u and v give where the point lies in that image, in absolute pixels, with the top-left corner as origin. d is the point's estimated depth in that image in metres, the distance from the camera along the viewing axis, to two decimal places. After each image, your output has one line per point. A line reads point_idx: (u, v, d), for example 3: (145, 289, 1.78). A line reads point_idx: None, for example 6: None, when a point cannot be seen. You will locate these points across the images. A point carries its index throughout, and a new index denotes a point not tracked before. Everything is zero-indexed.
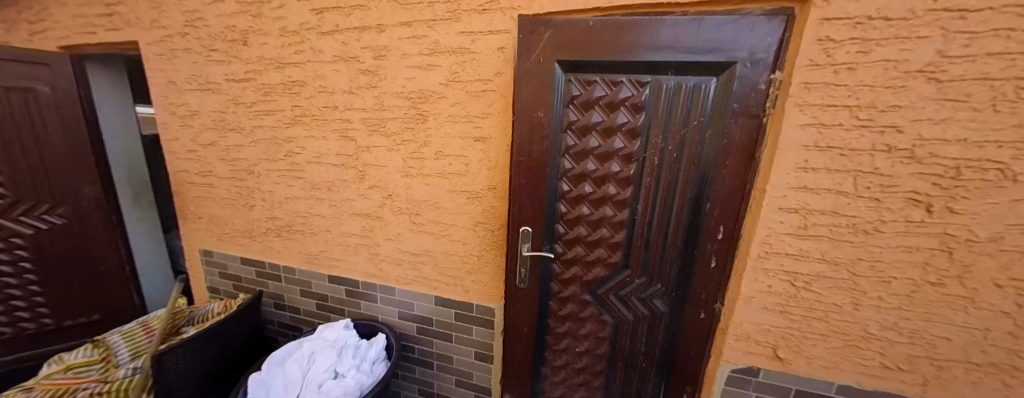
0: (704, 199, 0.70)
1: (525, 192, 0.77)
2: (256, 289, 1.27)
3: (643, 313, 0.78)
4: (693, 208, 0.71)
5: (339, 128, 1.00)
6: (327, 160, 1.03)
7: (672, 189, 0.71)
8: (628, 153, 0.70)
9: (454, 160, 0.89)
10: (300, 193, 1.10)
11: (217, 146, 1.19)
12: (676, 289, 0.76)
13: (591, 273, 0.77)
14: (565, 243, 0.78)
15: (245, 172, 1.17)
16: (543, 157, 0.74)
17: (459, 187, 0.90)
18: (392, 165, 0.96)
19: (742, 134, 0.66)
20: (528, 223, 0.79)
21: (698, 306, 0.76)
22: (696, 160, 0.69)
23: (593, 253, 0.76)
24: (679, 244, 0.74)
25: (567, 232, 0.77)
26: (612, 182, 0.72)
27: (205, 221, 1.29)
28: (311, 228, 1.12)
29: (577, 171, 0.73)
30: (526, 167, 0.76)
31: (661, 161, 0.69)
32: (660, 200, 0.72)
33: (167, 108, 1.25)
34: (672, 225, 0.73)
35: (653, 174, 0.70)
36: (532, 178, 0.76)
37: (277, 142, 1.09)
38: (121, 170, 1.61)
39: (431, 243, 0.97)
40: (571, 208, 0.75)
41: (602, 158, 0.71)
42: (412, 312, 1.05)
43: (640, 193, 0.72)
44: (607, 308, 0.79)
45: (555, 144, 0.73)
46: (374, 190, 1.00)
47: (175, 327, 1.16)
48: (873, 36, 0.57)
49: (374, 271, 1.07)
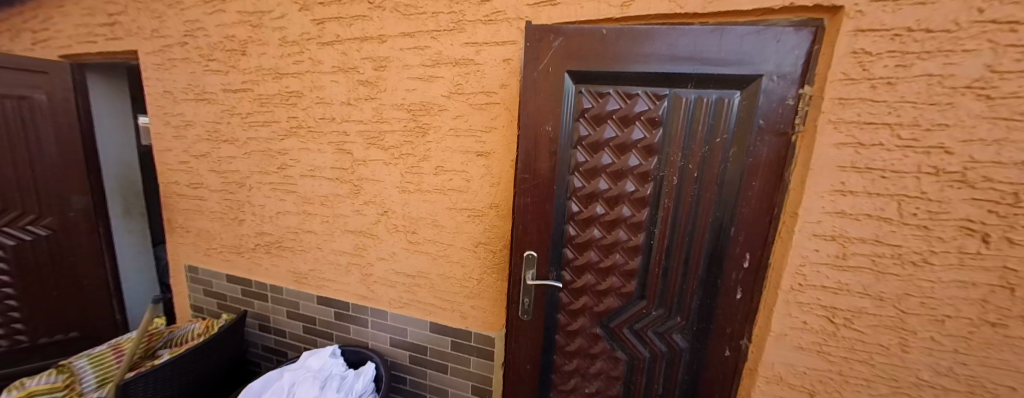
0: (728, 223, 0.64)
1: (529, 213, 0.71)
2: (241, 308, 1.20)
3: (661, 350, 0.70)
4: (717, 233, 0.65)
5: (335, 141, 0.95)
6: (321, 173, 0.98)
7: (693, 211, 0.64)
8: (643, 171, 0.64)
9: (454, 176, 0.83)
10: (291, 208, 1.05)
11: (209, 157, 1.15)
12: (698, 323, 0.68)
13: (602, 304, 0.70)
14: (573, 270, 0.70)
15: (237, 184, 1.12)
16: (549, 174, 0.68)
17: (459, 204, 0.84)
18: (388, 180, 0.91)
19: (770, 153, 0.60)
20: (532, 246, 0.72)
21: (723, 342, 0.68)
22: (719, 179, 0.62)
23: (604, 281, 0.69)
24: (701, 273, 0.66)
25: (576, 257, 0.70)
26: (626, 204, 0.65)
27: (192, 234, 1.23)
28: (301, 245, 1.05)
29: (587, 190, 0.67)
30: (531, 186, 0.70)
31: (680, 180, 0.63)
32: (680, 223, 0.65)
33: (162, 118, 1.22)
34: (693, 251, 0.66)
35: (671, 195, 0.64)
36: (538, 198, 0.70)
37: (271, 154, 1.05)
38: (113, 179, 1.56)
39: (427, 264, 0.90)
40: (581, 230, 0.69)
41: (614, 176, 0.65)
42: (405, 338, 0.97)
43: (657, 216, 0.65)
44: (620, 344, 0.71)
45: (563, 161, 0.68)
46: (368, 206, 0.94)
47: (151, 349, 1.08)
48: (913, 49, 0.52)
49: (366, 293, 0.99)
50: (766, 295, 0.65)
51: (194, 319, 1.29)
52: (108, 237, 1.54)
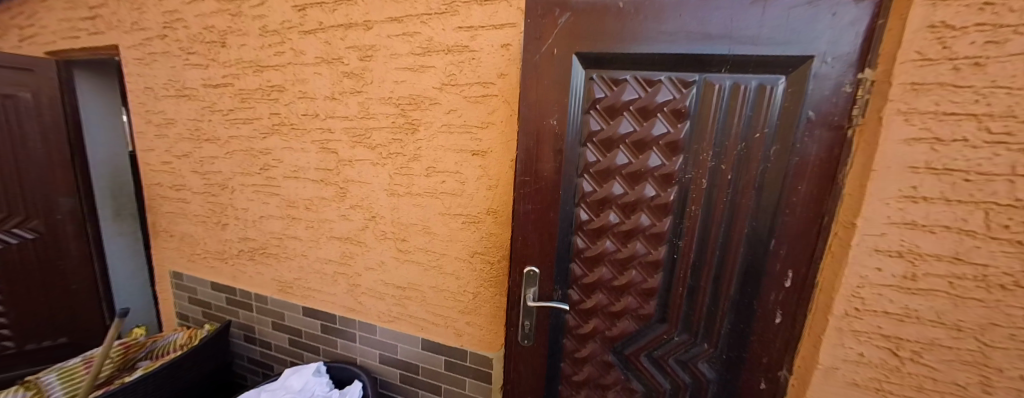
0: (767, 235, 0.53)
1: (531, 222, 0.62)
2: (225, 318, 1.13)
3: (684, 382, 0.60)
4: (754, 246, 0.55)
5: (318, 139, 0.87)
6: (304, 175, 0.90)
7: (725, 219, 0.55)
8: (665, 174, 0.54)
9: (447, 178, 0.74)
10: (275, 212, 0.97)
11: (191, 157, 1.08)
12: (729, 352, 0.58)
13: (616, 328, 0.60)
14: (582, 289, 0.61)
15: (219, 186, 1.05)
16: (553, 177, 0.59)
17: (453, 209, 0.75)
18: (375, 182, 0.82)
19: (821, 151, 0.50)
20: (534, 261, 0.63)
21: (759, 374, 0.58)
22: (758, 183, 0.52)
23: (618, 302, 0.59)
24: (734, 293, 0.56)
25: (585, 273, 0.60)
26: (644, 211, 0.56)
27: (176, 239, 1.16)
28: (285, 252, 0.97)
29: (599, 196, 0.58)
30: (532, 190, 0.61)
31: (711, 184, 0.54)
32: (710, 234, 0.55)
33: (144, 116, 1.15)
34: (724, 267, 0.56)
35: (699, 200, 0.54)
36: (540, 204, 0.61)
37: (253, 154, 0.97)
38: (102, 179, 1.49)
39: (418, 275, 0.82)
40: (591, 242, 0.59)
41: (631, 179, 0.55)
42: (395, 355, 0.88)
43: (681, 225, 0.56)
44: (636, 373, 0.61)
45: (570, 161, 0.58)
46: (355, 211, 0.86)
47: (131, 360, 0.99)
48: (1010, 21, 0.39)
49: (353, 305, 0.91)
50: (811, 319, 0.55)
51: (180, 327, 1.22)
52: (98, 242, 1.49)
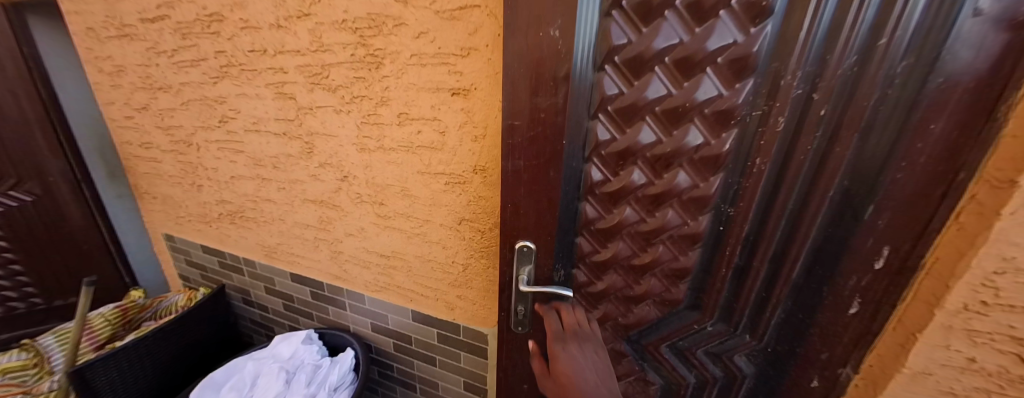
0: (862, 202, 0.36)
1: (522, 184, 0.47)
2: (220, 281, 1.10)
3: (713, 376, 0.51)
4: (841, 217, 0.38)
5: (272, 81, 0.71)
6: (265, 127, 0.77)
7: (805, 179, 0.38)
8: (722, 110, 0.36)
9: (423, 127, 0.59)
10: (244, 171, 0.86)
11: (151, 110, 0.96)
12: (776, 345, 0.47)
13: (633, 314, 0.50)
14: (591, 268, 0.50)
15: (185, 143, 0.93)
16: (554, 119, 0.41)
17: (433, 167, 0.61)
18: (343, 134, 0.67)
19: (989, 63, 0.27)
20: (529, 232, 0.50)
21: (814, 372, 0.46)
22: (865, 124, 0.34)
23: (638, 283, 0.48)
24: (797, 276, 0.42)
25: (596, 249, 0.48)
26: (683, 167, 0.40)
27: (159, 201, 1.10)
28: (262, 216, 0.89)
29: (619, 147, 0.41)
30: (525, 141, 0.44)
31: (792, 127, 0.36)
32: (776, 200, 0.39)
33: (95, 64, 1.01)
34: (790, 244, 0.41)
35: (773, 152, 0.37)
36: (534, 161, 0.45)
37: (209, 104, 0.83)
38: (88, 140, 1.23)
39: (402, 243, 0.71)
40: (605, 210, 0.46)
41: (667, 122, 0.38)
42: (386, 325, 0.82)
43: (736, 188, 0.40)
44: (653, 364, 0.54)
45: (577, 96, 0.40)
46: (325, 170, 0.73)
47: (133, 321, 0.98)
48: None
49: (339, 272, 0.84)
50: (901, 312, 0.36)
51: (185, 287, 1.22)
52: (100, 207, 1.32)
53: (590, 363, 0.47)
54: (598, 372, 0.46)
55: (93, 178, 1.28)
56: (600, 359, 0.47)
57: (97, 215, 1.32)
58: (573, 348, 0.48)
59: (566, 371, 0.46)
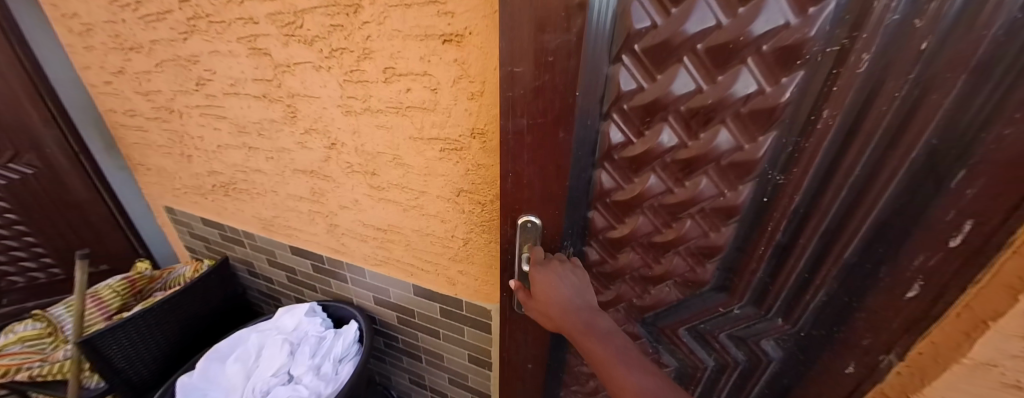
0: (951, 165, 0.27)
1: (525, 148, 0.40)
2: (224, 253, 1.09)
3: (734, 360, 0.51)
4: (921, 184, 0.29)
5: (243, 35, 0.62)
6: (244, 90, 0.69)
7: (883, 136, 0.29)
8: (785, 45, 0.27)
9: (413, 84, 0.51)
10: (230, 140, 0.80)
11: (126, 74, 0.89)
12: (811, 330, 0.43)
13: (651, 296, 0.49)
14: (604, 244, 0.47)
15: (167, 110, 0.87)
16: (566, 64, 0.32)
17: (427, 131, 0.54)
18: (326, 95, 0.60)
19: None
20: (533, 207, 0.45)
21: (852, 356, 0.40)
22: (981, 62, 0.23)
23: (659, 261, 0.45)
24: (850, 256, 0.36)
25: (612, 224, 0.44)
26: (726, 124, 0.32)
27: (154, 173, 1.06)
28: (255, 188, 0.85)
29: (646, 99, 0.34)
30: (529, 94, 0.35)
31: (876, 65, 0.26)
32: (841, 164, 0.31)
33: (61, 23, 0.93)
34: (849, 219, 0.34)
35: (848, 102, 0.28)
36: (540, 119, 0.37)
37: (183, 65, 0.76)
38: (76, 110, 1.10)
39: (398, 217, 0.66)
40: (625, 179, 0.40)
41: (711, 65, 0.30)
42: (388, 299, 0.81)
43: (792, 149, 0.32)
44: (668, 347, 0.53)
45: (594, 38, 0.31)
46: (312, 138, 0.67)
47: (145, 292, 0.99)
48: None
49: (337, 246, 0.80)
50: (973, 296, 0.28)
51: (193, 258, 1.23)
52: (104, 178, 1.25)
53: (569, 282, 0.43)
54: (578, 290, 0.42)
55: (91, 150, 1.19)
56: (580, 278, 0.43)
57: (99, 187, 1.26)
58: (552, 268, 0.44)
59: (544, 290, 0.42)
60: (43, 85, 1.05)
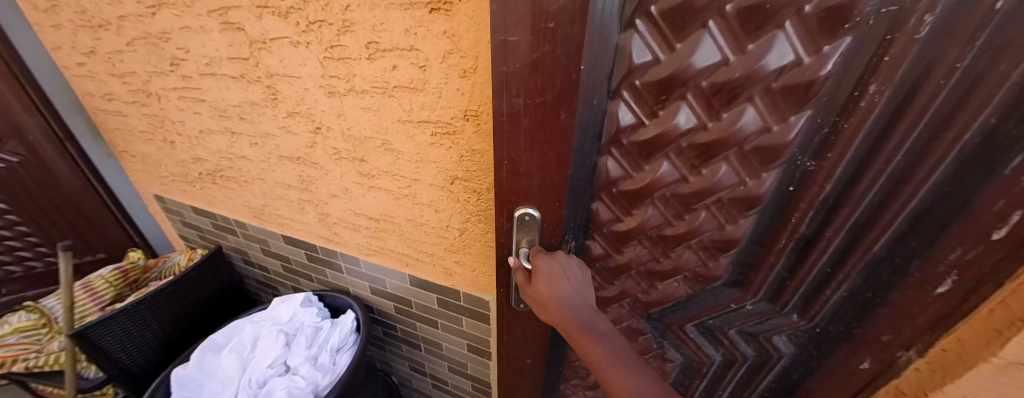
0: (1008, 150, 0.23)
1: (523, 133, 0.35)
2: (218, 242, 1.07)
3: (743, 355, 0.50)
4: (970, 170, 0.25)
5: (213, 7, 0.57)
6: (221, 70, 0.64)
7: (935, 115, 0.25)
8: (832, 5, 0.22)
9: (400, 61, 0.46)
10: (212, 125, 0.76)
11: (96, 54, 0.83)
12: (827, 325, 0.41)
13: (658, 290, 0.48)
14: (609, 236, 0.45)
15: (144, 93, 0.82)
16: (569, 31, 0.27)
17: (417, 114, 0.50)
18: (307, 75, 0.55)
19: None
20: (531, 199, 0.41)
21: (871, 352, 0.38)
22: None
23: (668, 255, 0.43)
24: (880, 249, 0.33)
25: (618, 217, 0.42)
26: (754, 101, 0.28)
27: (139, 160, 1.02)
28: (242, 175, 0.81)
29: (661, 74, 0.29)
30: (525, 69, 0.30)
31: (938, 30, 0.21)
32: (882, 148, 0.28)
33: None
34: (884, 210, 0.31)
35: (899, 75, 0.24)
36: (538, 99, 0.32)
37: (154, 43, 0.70)
38: (56, 92, 1.04)
39: (390, 206, 0.63)
40: (634, 168, 0.37)
41: (740, 32, 0.25)
42: (385, 289, 0.79)
43: (827, 131, 0.29)
44: (673, 342, 0.54)
45: (602, 4, 0.26)
46: (295, 121, 0.62)
47: (140, 281, 0.98)
48: None
49: (330, 235, 0.78)
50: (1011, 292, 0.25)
51: (188, 247, 1.21)
52: (92, 166, 1.20)
53: (572, 276, 0.41)
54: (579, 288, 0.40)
55: (76, 134, 1.13)
56: (583, 275, 0.41)
57: (88, 173, 1.21)
58: (556, 261, 0.41)
59: (545, 282, 0.40)
60: (22, 72, 0.99)
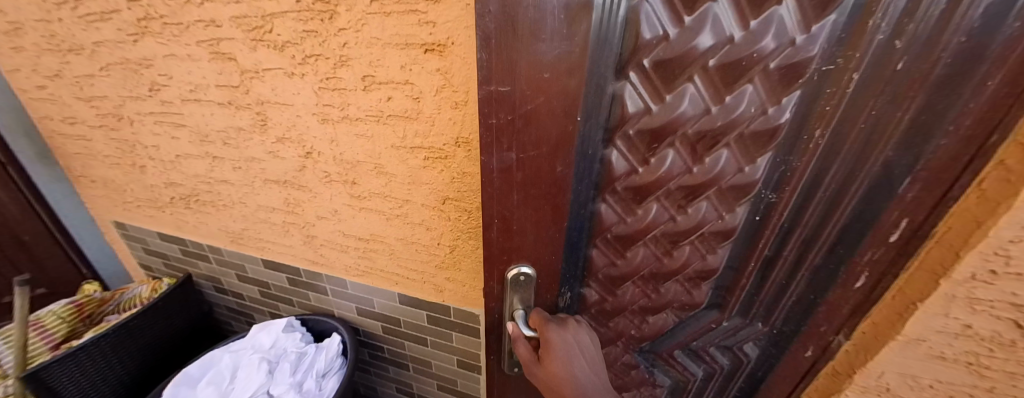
0: (903, 176, 0.32)
1: (515, 186, 0.38)
2: (186, 270, 1.02)
3: (720, 366, 0.56)
4: (877, 193, 0.34)
5: (204, 38, 0.59)
6: (207, 96, 0.65)
7: (856, 152, 0.32)
8: (789, 65, 0.29)
9: (394, 93, 0.50)
10: (191, 150, 0.75)
11: (62, 78, 0.79)
12: (783, 326, 0.48)
13: (649, 324, 0.53)
14: (602, 279, 0.48)
15: (114, 117, 0.79)
16: (566, 84, 0.31)
17: (410, 140, 0.53)
18: (300, 102, 0.57)
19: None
20: (523, 256, 0.45)
21: (812, 341, 0.46)
22: (938, 79, 0.26)
23: (657, 290, 0.49)
24: (820, 259, 0.41)
25: (612, 261, 0.46)
26: (729, 146, 0.35)
27: (100, 186, 0.97)
28: (221, 199, 0.80)
29: (652, 124, 0.34)
30: (517, 121, 0.33)
31: (859, 86, 0.29)
32: (824, 177, 0.35)
33: None
34: (822, 227, 0.38)
35: (835, 122, 0.31)
36: (532, 152, 0.35)
37: (133, 69, 0.69)
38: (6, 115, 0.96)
39: (381, 226, 0.65)
40: (627, 212, 0.41)
41: (720, 85, 0.31)
42: (372, 309, 0.79)
43: (786, 168, 0.36)
44: (663, 368, 0.59)
45: (601, 62, 0.30)
46: (284, 146, 0.64)
47: (95, 316, 0.90)
48: None
49: (315, 257, 0.77)
50: (905, 281, 0.35)
51: (149, 277, 1.13)
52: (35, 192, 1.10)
53: (585, 349, 0.44)
54: (590, 364, 0.42)
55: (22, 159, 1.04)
56: (592, 347, 0.45)
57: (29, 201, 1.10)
58: (569, 337, 0.44)
59: (562, 361, 0.41)
60: None
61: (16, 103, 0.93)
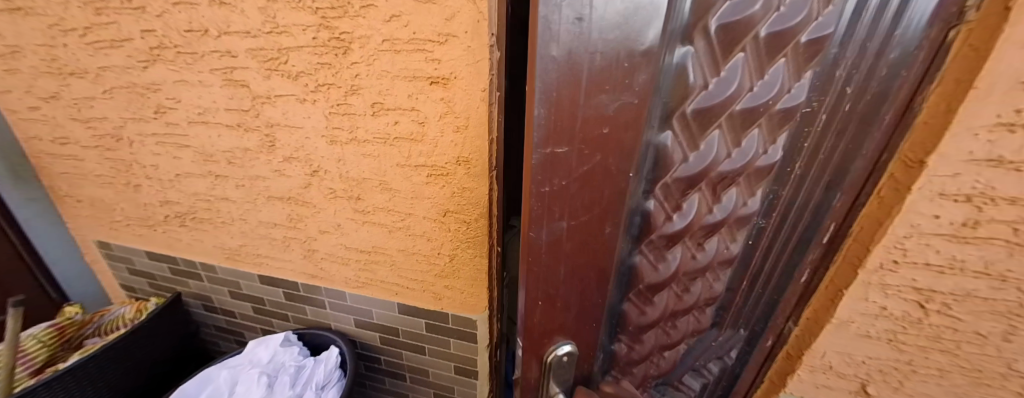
0: (834, 191, 0.37)
1: (565, 258, 0.34)
2: (175, 289, 1.01)
3: (712, 376, 0.59)
4: (816, 207, 0.39)
5: (218, 66, 0.63)
6: (215, 119, 0.69)
7: (807, 175, 0.37)
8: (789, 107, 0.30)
9: (400, 117, 0.56)
10: (193, 168, 0.77)
11: (58, 100, 0.81)
12: (755, 327, 0.52)
13: (670, 364, 0.52)
14: (631, 338, 0.45)
15: (112, 137, 0.81)
16: (623, 136, 0.27)
17: (415, 159, 0.59)
18: (310, 124, 0.62)
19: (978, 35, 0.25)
20: (565, 332, 0.40)
21: (768, 332, 0.52)
22: (861, 114, 0.32)
23: (677, 332, 0.48)
24: (767, 266, 0.46)
25: (640, 318, 0.43)
26: (742, 184, 0.35)
27: (86, 205, 0.96)
28: (220, 216, 0.81)
29: (688, 175, 0.32)
30: (573, 185, 0.29)
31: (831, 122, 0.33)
32: (792, 200, 0.39)
33: None
34: (782, 240, 0.43)
35: (805, 154, 0.35)
36: (584, 217, 0.32)
37: (139, 92, 0.72)
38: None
39: (383, 238, 0.69)
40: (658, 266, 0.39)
41: (740, 127, 0.30)
42: (370, 320, 0.81)
43: (773, 198, 0.39)
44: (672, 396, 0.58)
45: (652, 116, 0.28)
46: (291, 165, 0.68)
47: (74, 339, 0.88)
48: None
49: (315, 271, 0.79)
50: (833, 273, 0.42)
51: (130, 298, 1.11)
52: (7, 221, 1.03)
53: None
54: None
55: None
56: None
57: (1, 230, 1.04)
58: None
59: None
60: None
61: (2, 122, 0.92)
